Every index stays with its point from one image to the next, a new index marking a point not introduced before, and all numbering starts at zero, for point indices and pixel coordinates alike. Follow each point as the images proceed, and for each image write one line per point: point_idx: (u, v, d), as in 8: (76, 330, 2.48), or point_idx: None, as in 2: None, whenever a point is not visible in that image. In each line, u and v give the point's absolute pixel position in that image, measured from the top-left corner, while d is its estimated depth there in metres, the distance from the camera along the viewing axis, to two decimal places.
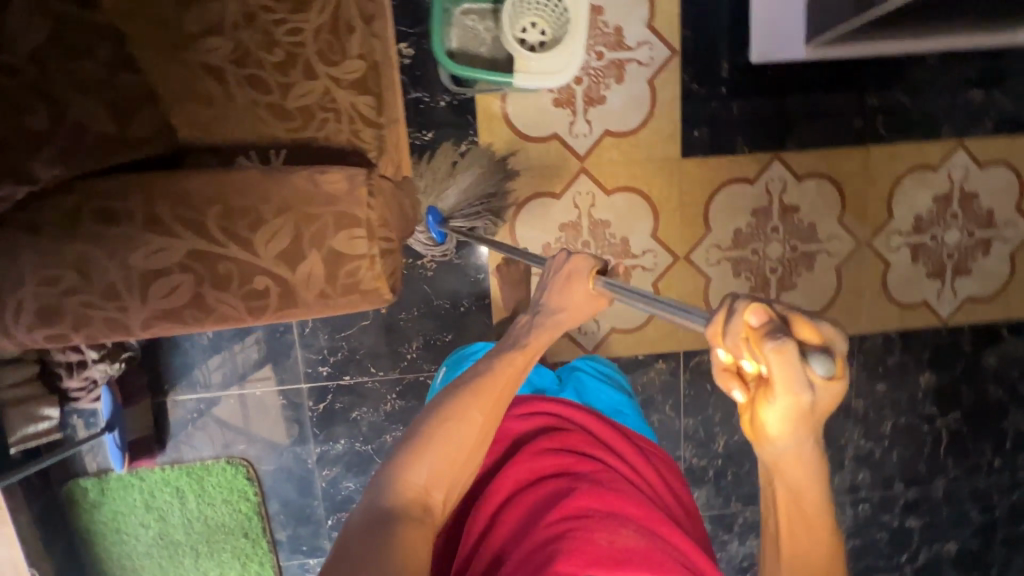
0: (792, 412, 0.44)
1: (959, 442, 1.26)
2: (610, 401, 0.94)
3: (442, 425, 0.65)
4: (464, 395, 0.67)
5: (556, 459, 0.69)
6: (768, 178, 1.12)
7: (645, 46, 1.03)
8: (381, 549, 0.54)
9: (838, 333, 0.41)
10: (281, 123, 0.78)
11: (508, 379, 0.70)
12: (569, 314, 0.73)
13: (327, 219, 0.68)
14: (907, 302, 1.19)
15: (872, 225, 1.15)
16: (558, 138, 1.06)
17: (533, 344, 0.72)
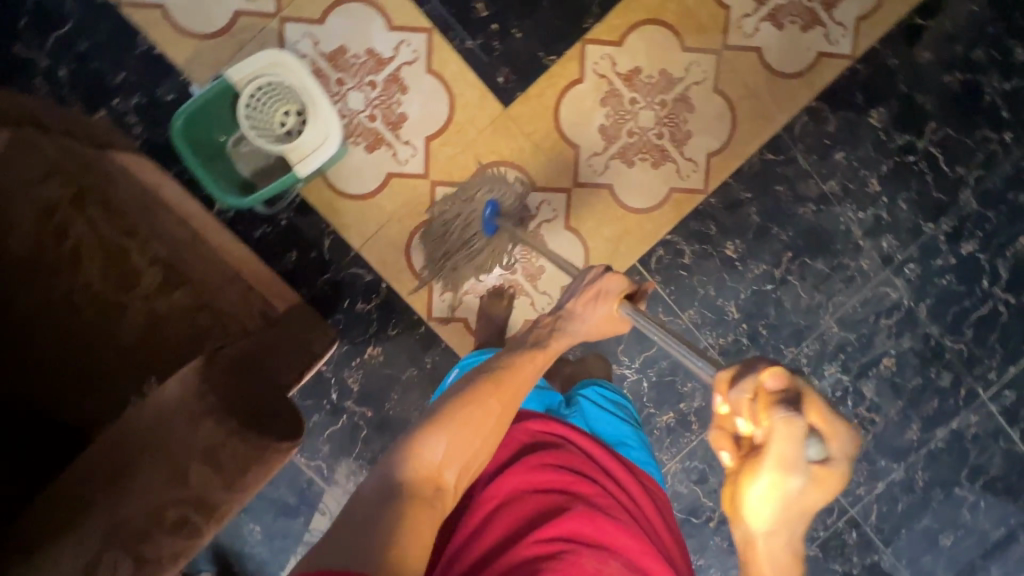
0: (785, 505, 0.51)
1: (955, 147, 1.13)
2: (621, 428, 0.93)
3: (466, 406, 0.67)
4: (488, 384, 0.70)
5: (560, 480, 0.74)
6: (593, 64, 1.05)
7: (402, 46, 1.01)
8: (384, 520, 0.59)
9: (850, 434, 0.51)
10: (115, 370, 0.71)
11: (529, 373, 0.72)
12: (587, 326, 0.79)
13: (175, 427, 0.58)
14: (805, 66, 1.08)
15: (717, 27, 1.06)
16: (394, 174, 1.04)
17: (557, 342, 0.76)
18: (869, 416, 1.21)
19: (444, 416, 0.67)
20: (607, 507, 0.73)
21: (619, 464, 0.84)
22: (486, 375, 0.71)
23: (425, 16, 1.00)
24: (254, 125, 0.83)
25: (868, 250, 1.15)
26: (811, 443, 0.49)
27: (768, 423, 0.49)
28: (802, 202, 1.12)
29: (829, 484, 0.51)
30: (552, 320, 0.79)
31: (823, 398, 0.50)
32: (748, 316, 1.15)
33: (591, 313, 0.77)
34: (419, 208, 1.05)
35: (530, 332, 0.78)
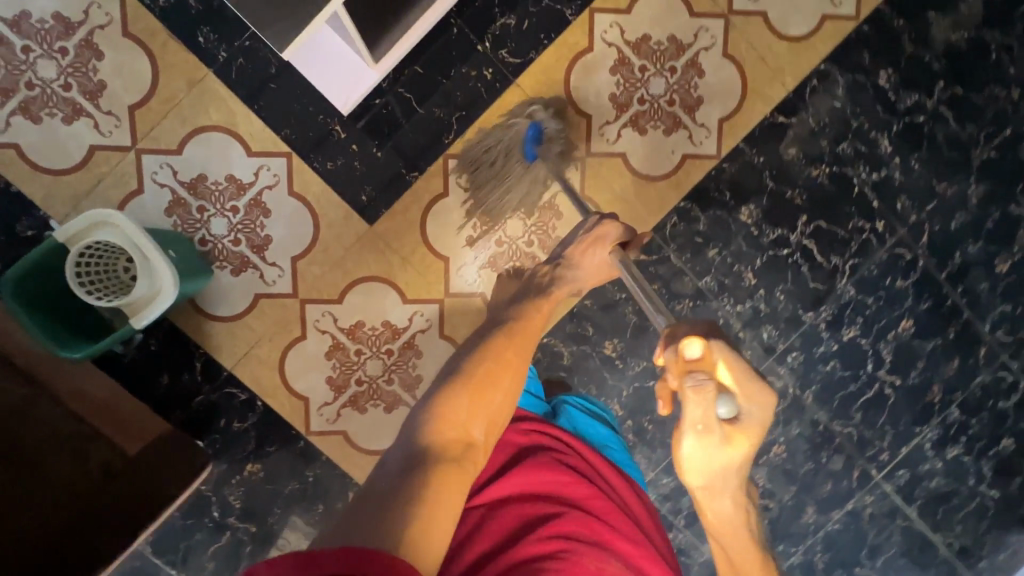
0: (711, 453, 0.65)
1: (829, 237, 1.14)
2: (608, 428, 0.91)
3: (482, 363, 0.71)
4: (502, 342, 0.75)
5: (561, 488, 0.70)
6: (456, 178, 1.06)
7: (262, 170, 1.02)
8: (416, 488, 0.57)
9: (757, 386, 0.64)
10: None
11: (533, 326, 0.80)
12: (588, 276, 0.87)
13: None
14: (671, 167, 1.09)
15: (579, 136, 1.07)
16: (263, 294, 1.05)
17: (560, 287, 0.86)
18: (763, 502, 1.21)
19: (464, 373, 0.70)
20: (602, 513, 0.70)
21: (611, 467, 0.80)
22: (496, 335, 0.76)
23: (284, 140, 1.01)
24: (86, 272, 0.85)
25: (748, 341, 1.15)
26: (724, 399, 0.63)
27: (685, 383, 0.62)
28: (677, 299, 1.13)
29: (742, 430, 0.65)
30: (550, 269, 0.87)
31: (734, 353, 0.63)
32: (633, 412, 1.15)
33: (587, 254, 0.86)
34: (291, 324, 1.06)
35: (533, 279, 0.87)
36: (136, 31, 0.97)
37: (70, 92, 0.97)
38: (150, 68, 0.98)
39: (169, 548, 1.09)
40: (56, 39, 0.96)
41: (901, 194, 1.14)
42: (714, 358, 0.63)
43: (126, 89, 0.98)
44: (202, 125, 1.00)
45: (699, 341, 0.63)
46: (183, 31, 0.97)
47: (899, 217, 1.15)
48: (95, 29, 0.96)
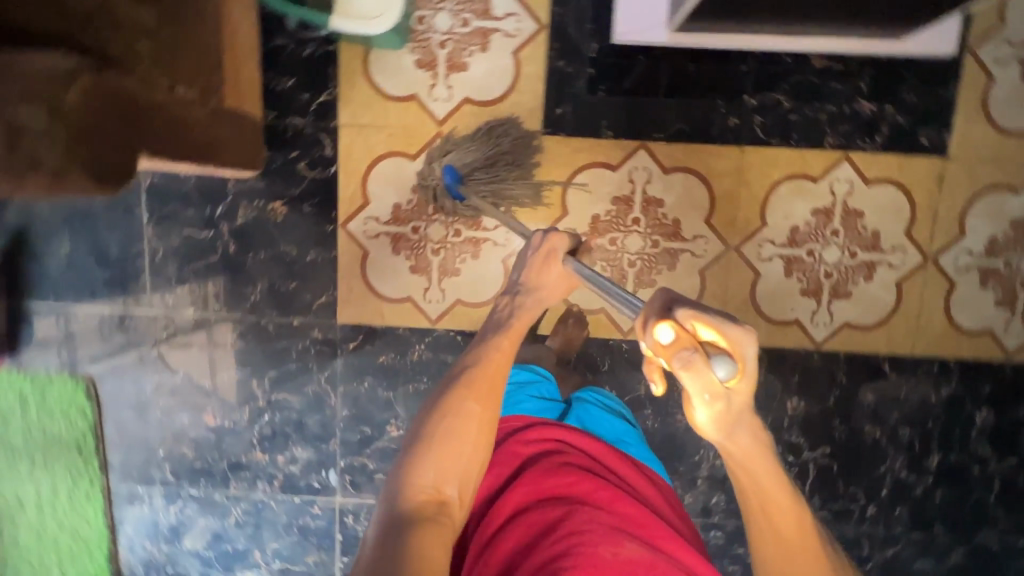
0: (728, 420, 0.56)
1: (829, 481, 1.15)
2: (622, 427, 0.93)
3: (443, 419, 0.71)
4: (469, 393, 0.73)
5: (568, 484, 0.71)
6: (632, 166, 1.07)
7: (512, 17, 1.02)
8: (400, 555, 0.60)
9: (741, 332, 0.54)
10: None
11: (498, 368, 0.76)
12: (549, 291, 0.84)
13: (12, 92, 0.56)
14: (779, 319, 1.10)
15: (743, 230, 1.08)
16: (418, 100, 1.04)
17: (524, 317, 0.81)
18: None
19: (426, 433, 0.70)
20: (613, 499, 0.70)
21: (624, 461, 0.81)
22: (459, 381, 0.74)
23: (549, 13, 1.02)
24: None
25: (698, 491, 1.16)
26: (719, 360, 0.54)
27: (672, 364, 0.54)
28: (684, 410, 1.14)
29: (742, 388, 0.55)
30: (511, 299, 0.83)
31: (707, 312, 0.55)
32: None
33: (539, 266, 0.84)
34: (413, 140, 1.06)
35: (494, 313, 0.83)
36: None
37: None
38: None
39: (160, 199, 1.08)
40: None
41: (905, 505, 1.15)
42: (686, 325, 0.55)
43: None
44: None
45: (668, 322, 0.55)
46: None
47: (888, 518, 1.16)
48: None
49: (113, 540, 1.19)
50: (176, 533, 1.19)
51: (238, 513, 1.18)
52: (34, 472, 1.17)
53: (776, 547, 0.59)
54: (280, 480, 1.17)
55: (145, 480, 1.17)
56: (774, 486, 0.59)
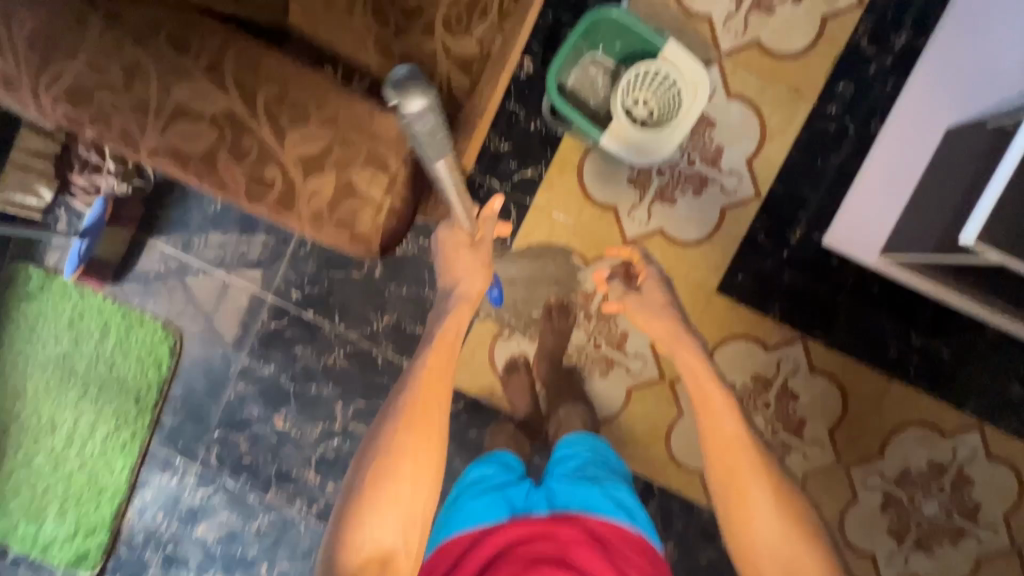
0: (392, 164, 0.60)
1: None
2: (592, 491, 0.75)
3: (379, 461, 0.69)
4: (402, 424, 0.72)
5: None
6: (783, 354, 1.06)
7: (735, 176, 1.03)
8: None
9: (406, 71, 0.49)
10: (377, 58, 0.69)
11: (433, 385, 0.75)
12: (467, 282, 0.85)
13: (359, 153, 0.54)
14: (857, 547, 1.09)
15: (859, 452, 1.08)
16: (615, 212, 1.04)
17: (449, 327, 0.80)
18: None
19: (364, 480, 0.68)
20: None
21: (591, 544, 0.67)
22: (394, 417, 0.72)
23: (770, 187, 1.03)
24: (630, 82, 0.86)
25: None
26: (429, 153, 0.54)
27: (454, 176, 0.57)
28: None
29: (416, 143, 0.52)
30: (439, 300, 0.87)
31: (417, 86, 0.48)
32: None
33: (452, 251, 0.87)
34: (592, 245, 1.04)
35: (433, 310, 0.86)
36: (832, 24, 0.99)
37: None
38: (802, 48, 1.00)
39: None
40: None
41: None
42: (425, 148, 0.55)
43: (775, 32, 1.00)
44: (760, 111, 1.01)
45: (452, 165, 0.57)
46: (841, 71, 1.00)
47: None
48: None
49: (127, 498, 1.12)
50: (193, 516, 1.13)
51: (263, 521, 1.12)
52: (81, 403, 1.10)
53: (729, 487, 0.68)
54: (320, 506, 1.12)
55: (188, 453, 1.11)
56: (721, 419, 0.72)
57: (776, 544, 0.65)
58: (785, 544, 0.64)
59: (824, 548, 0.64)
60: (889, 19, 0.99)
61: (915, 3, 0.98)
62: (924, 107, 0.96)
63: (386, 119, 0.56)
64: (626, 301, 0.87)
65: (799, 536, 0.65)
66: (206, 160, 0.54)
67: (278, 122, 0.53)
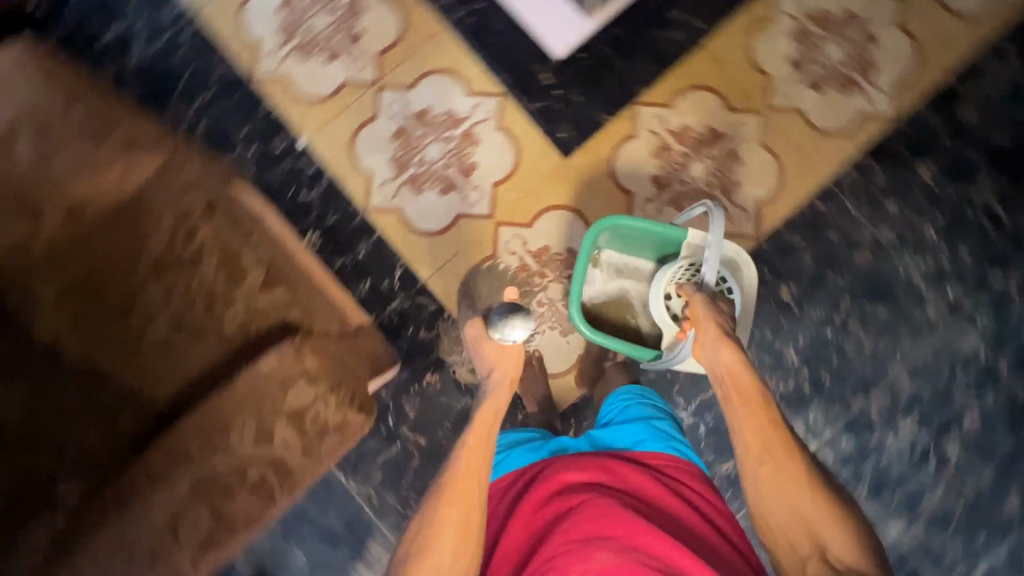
0: None
1: (1013, 201, 1.14)
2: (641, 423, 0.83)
3: (421, 534, 0.69)
4: (440, 497, 0.70)
5: (569, 530, 0.64)
6: (645, 123, 1.17)
7: (477, 107, 1.17)
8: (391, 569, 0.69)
9: None
10: (233, 349, 0.80)
11: (472, 468, 0.72)
12: (501, 368, 0.87)
13: (275, 395, 0.76)
14: (848, 125, 1.16)
15: (759, 94, 1.17)
16: (463, 215, 1.16)
17: (487, 411, 0.79)
18: (958, 482, 1.10)
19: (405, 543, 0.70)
20: (607, 500, 0.66)
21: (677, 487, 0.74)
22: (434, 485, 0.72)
23: (499, 83, 1.17)
24: (670, 273, 1.05)
25: (932, 301, 1.13)
26: None
27: None
28: (857, 248, 1.14)
29: None
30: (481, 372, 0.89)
31: None
32: (810, 360, 1.13)
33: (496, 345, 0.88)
34: (471, 247, 1.15)
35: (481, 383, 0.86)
36: None
37: (336, 40, 1.19)
38: (399, 20, 1.18)
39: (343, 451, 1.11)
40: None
41: None
42: None
43: (378, 36, 1.18)
44: (433, 68, 1.18)
45: None
46: None
47: None
48: None
49: None
50: None
51: None
52: None
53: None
54: None
55: None
56: (750, 405, 0.76)
57: (793, 503, 0.70)
58: (795, 495, 0.70)
59: (843, 517, 0.68)
60: None
61: None
62: None
63: (264, 363, 0.76)
64: (693, 297, 0.90)
65: (813, 493, 0.70)
66: (224, 496, 0.74)
67: (225, 446, 0.74)
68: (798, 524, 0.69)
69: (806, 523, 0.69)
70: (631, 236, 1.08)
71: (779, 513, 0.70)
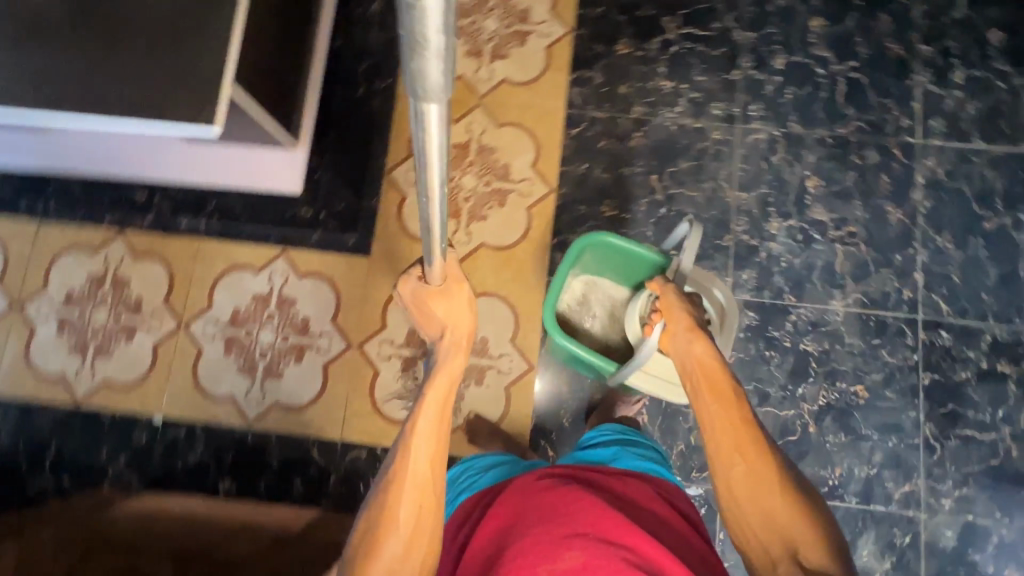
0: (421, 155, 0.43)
1: (698, 16, 1.27)
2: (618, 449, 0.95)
3: (383, 516, 0.71)
4: (399, 485, 0.73)
5: (541, 534, 0.70)
6: (405, 182, 1.25)
7: (272, 277, 1.22)
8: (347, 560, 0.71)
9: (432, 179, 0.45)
10: None
11: (437, 457, 0.76)
12: (453, 327, 0.80)
13: None
14: (545, 61, 1.27)
15: (466, 92, 1.26)
16: (328, 362, 1.18)
17: (445, 381, 0.82)
18: (844, 233, 1.18)
19: (367, 524, 0.72)
20: (586, 503, 0.74)
21: (659, 500, 0.84)
22: (394, 472, 0.75)
23: (275, 246, 1.23)
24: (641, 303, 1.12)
25: (710, 127, 1.23)
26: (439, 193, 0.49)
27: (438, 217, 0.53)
28: (627, 137, 1.23)
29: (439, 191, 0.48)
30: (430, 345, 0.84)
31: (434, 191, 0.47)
32: (667, 241, 1.19)
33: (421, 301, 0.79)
34: (355, 381, 1.17)
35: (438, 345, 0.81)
36: (138, 249, 1.24)
37: (123, 320, 1.21)
38: (160, 264, 1.23)
39: None
40: (94, 293, 1.22)
41: None
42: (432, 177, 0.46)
43: (153, 289, 1.22)
44: (216, 277, 1.23)
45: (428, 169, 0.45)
46: (172, 230, 1.24)
47: None
48: (112, 268, 1.23)
49: None
50: None
51: None
52: None
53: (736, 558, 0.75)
54: None
55: None
56: (724, 401, 0.82)
57: (761, 493, 0.74)
58: (764, 496, 0.74)
59: (814, 517, 0.72)
60: (124, 210, 1.25)
61: (107, 195, 1.25)
62: (194, 163, 1.20)
63: None
64: (664, 288, 0.96)
65: (783, 485, 0.74)
66: None
67: None
68: (769, 515, 0.73)
69: (776, 517, 0.72)
70: (604, 258, 1.15)
71: (755, 511, 0.74)
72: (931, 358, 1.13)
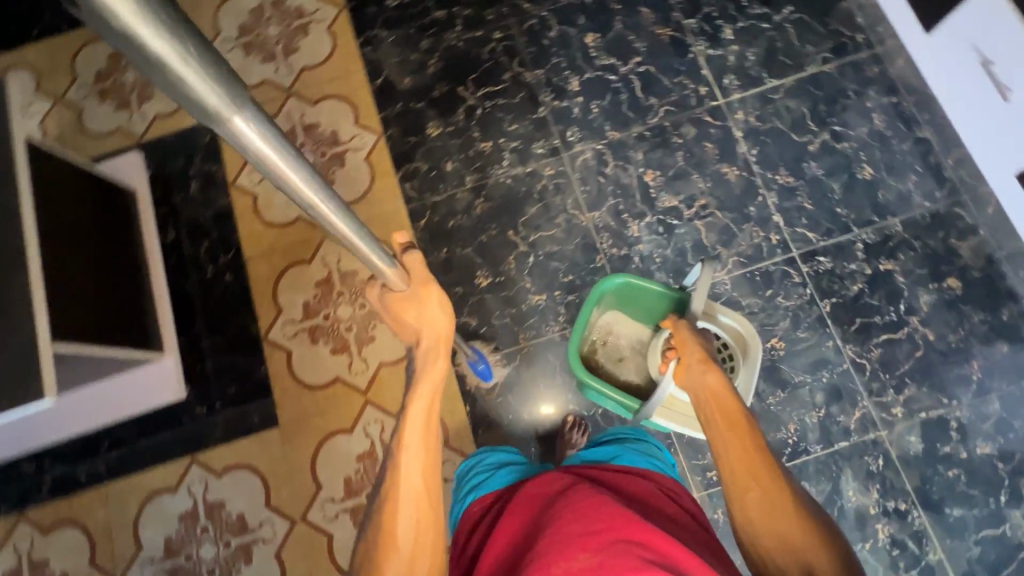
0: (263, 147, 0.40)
1: (487, 76, 1.33)
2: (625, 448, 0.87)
3: (384, 533, 0.66)
4: (396, 498, 0.67)
5: (555, 533, 0.61)
6: (285, 338, 1.23)
7: (190, 490, 1.16)
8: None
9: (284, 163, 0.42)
10: None
11: (429, 468, 0.69)
12: (423, 329, 0.70)
13: None
14: (370, 172, 1.30)
15: (310, 231, 1.28)
16: (279, 548, 1.13)
17: (433, 383, 0.71)
18: (696, 208, 1.22)
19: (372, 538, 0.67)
20: (600, 501, 0.64)
21: (663, 497, 0.77)
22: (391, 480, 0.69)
23: (182, 457, 1.18)
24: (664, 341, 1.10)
25: (539, 167, 1.27)
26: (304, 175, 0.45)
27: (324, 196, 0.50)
28: (471, 208, 1.26)
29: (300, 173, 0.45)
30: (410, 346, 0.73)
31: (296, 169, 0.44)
32: (548, 285, 1.22)
33: (393, 304, 0.70)
34: (312, 555, 1.12)
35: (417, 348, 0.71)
36: (44, 524, 1.16)
37: None
38: (73, 529, 1.16)
39: None
40: None
41: (482, 16, 1.37)
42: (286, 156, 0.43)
43: (75, 557, 1.15)
44: (134, 515, 1.16)
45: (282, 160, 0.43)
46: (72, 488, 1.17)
47: (498, 19, 1.37)
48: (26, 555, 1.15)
49: None
50: None
51: None
52: None
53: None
54: None
55: None
56: (736, 425, 0.79)
57: (775, 518, 0.70)
58: (781, 521, 0.69)
59: (830, 545, 0.67)
60: (18, 490, 1.18)
61: None
62: (72, 415, 1.19)
63: None
64: (676, 325, 0.94)
65: (798, 508, 0.70)
66: None
67: None
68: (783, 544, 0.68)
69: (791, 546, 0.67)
70: (631, 296, 1.11)
71: (768, 538, 0.69)
72: (822, 285, 1.17)
